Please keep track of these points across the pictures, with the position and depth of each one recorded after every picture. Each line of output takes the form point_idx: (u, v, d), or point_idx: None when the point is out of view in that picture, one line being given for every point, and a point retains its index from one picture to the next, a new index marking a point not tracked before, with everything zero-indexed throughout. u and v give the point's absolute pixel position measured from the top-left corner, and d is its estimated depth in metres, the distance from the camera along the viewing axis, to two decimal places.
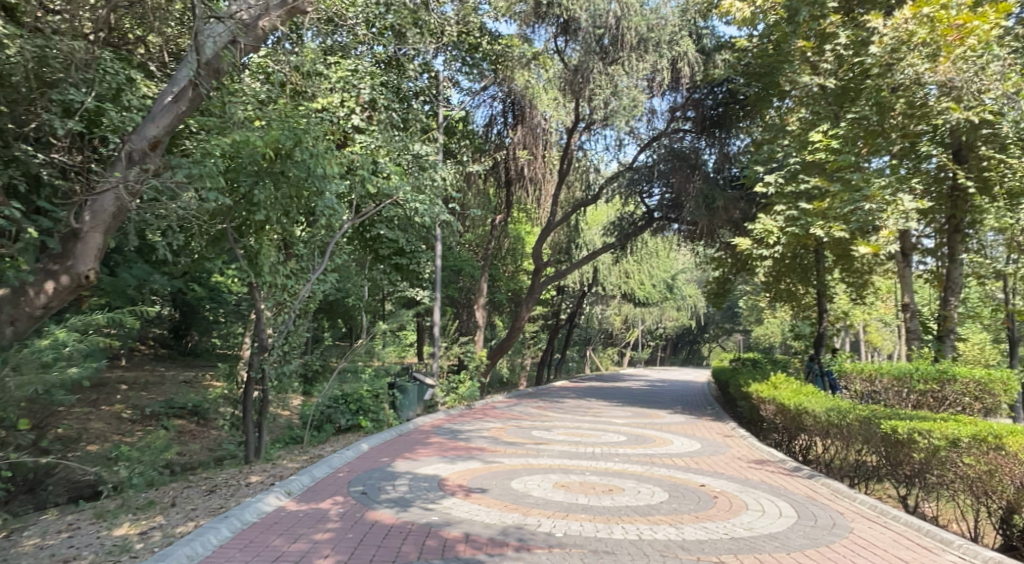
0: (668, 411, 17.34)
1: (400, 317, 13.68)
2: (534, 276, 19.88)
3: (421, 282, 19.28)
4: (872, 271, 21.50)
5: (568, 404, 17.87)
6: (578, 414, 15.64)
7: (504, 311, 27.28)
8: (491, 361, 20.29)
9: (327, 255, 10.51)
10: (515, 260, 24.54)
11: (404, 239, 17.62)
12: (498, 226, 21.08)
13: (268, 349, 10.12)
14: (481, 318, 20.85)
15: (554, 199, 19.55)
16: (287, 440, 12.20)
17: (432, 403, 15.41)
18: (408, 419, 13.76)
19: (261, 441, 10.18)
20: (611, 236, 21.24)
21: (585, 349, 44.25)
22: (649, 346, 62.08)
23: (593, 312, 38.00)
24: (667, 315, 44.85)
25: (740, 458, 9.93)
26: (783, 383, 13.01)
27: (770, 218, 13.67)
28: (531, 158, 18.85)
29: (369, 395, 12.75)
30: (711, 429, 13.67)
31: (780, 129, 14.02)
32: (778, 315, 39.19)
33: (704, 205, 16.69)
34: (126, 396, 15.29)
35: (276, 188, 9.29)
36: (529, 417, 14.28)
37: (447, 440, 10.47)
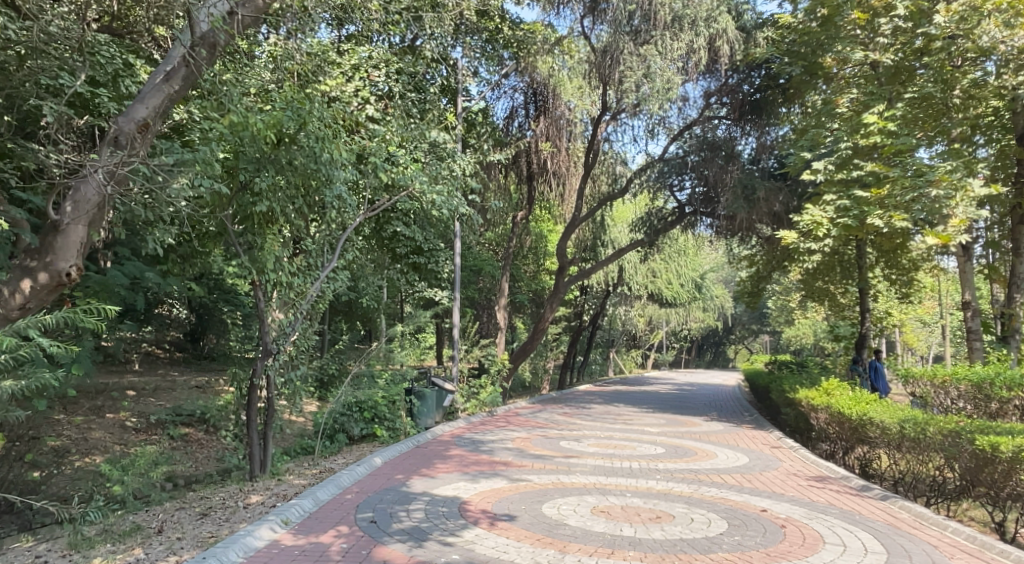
0: (704, 418, 16.22)
1: (417, 316, 12.85)
2: (558, 274, 18.83)
3: (440, 282, 18.40)
4: (918, 266, 20.21)
5: (595, 410, 16.84)
6: (608, 421, 14.61)
7: (526, 312, 26.31)
8: (514, 364, 19.30)
9: (337, 251, 9.62)
10: (537, 259, 23.57)
11: (420, 235, 16.81)
12: (519, 224, 19.95)
13: (274, 354, 9.12)
14: (502, 319, 19.90)
15: (581, 194, 18.50)
16: (297, 451, 11.36)
17: (452, 410, 14.48)
18: (426, 428, 12.85)
19: (267, 454, 9.28)
20: (638, 232, 20.18)
21: (609, 351, 43.09)
22: (672, 347, 60.71)
23: (617, 313, 36.85)
24: (693, 316, 43.56)
25: (797, 475, 8.85)
26: (836, 390, 11.88)
27: (820, 209, 12.52)
28: (555, 150, 17.97)
29: (385, 401, 11.85)
30: (754, 439, 12.59)
31: (827, 112, 12.92)
32: (810, 315, 37.70)
33: (742, 197, 15.55)
34: (132, 403, 14.57)
35: (281, 176, 8.41)
36: (556, 426, 13.28)
37: (469, 454, 9.50)
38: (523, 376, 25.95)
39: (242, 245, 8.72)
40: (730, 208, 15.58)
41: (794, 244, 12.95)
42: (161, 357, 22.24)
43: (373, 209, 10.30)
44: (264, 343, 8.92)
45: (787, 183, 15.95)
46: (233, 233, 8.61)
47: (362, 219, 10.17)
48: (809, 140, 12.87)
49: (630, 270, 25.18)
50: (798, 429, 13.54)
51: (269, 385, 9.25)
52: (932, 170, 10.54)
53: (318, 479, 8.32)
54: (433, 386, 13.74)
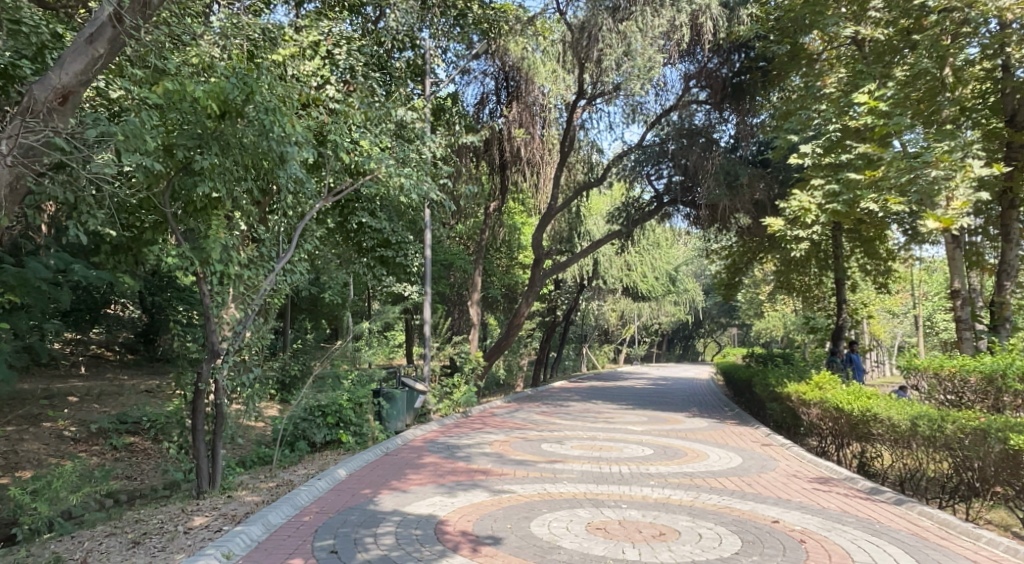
0: (686, 414, 15.63)
1: (385, 311, 11.97)
2: (533, 267, 18.04)
3: (409, 277, 17.44)
4: (897, 255, 19.94)
5: (573, 409, 16.10)
6: (588, 420, 13.88)
7: (498, 307, 25.50)
8: (488, 361, 18.50)
9: (294, 240, 8.64)
10: (510, 252, 22.77)
11: (386, 226, 16.02)
12: (492, 215, 19.13)
13: (222, 356, 8.13)
14: (475, 316, 19.03)
15: (556, 184, 17.71)
16: (254, 460, 10.41)
17: (423, 412, 13.62)
18: (396, 431, 12.00)
19: (217, 466, 8.33)
20: (615, 223, 19.52)
21: (581, 346, 42.55)
22: (643, 342, 60.54)
23: (590, 308, 36.28)
24: (664, 311, 43.26)
25: (799, 476, 8.21)
26: (825, 384, 11.39)
27: (808, 194, 11.97)
28: (529, 137, 17.21)
29: (351, 404, 10.89)
30: (742, 437, 11.99)
31: (813, 93, 12.39)
32: (782, 307, 37.67)
33: (725, 183, 14.97)
34: (73, 410, 13.36)
35: (226, 155, 7.43)
36: (535, 426, 12.49)
37: (443, 461, 8.65)
38: (496, 374, 25.14)
39: (183, 233, 7.71)
40: (712, 196, 14.98)
41: (781, 231, 12.36)
42: (110, 360, 20.78)
43: (334, 194, 9.37)
44: (210, 342, 7.88)
45: (769, 169, 15.46)
46: (173, 218, 7.61)
47: (322, 205, 9.24)
48: (796, 122, 12.30)
49: (604, 263, 24.54)
50: (788, 425, 12.98)
51: (217, 392, 8.22)
52: (930, 151, 10.03)
53: (275, 496, 7.41)
54: (403, 387, 12.88)
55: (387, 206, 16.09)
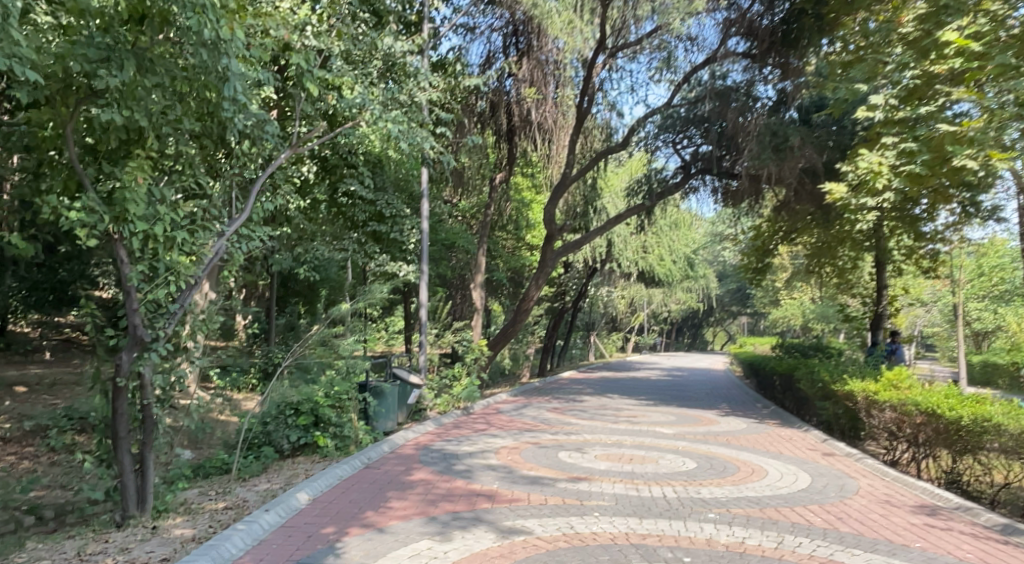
0: (719, 412, 13.74)
1: (375, 292, 10.09)
2: (545, 244, 16.11)
3: (406, 256, 15.56)
4: (948, 236, 17.96)
5: (590, 404, 14.20)
6: (610, 419, 12.01)
7: (504, 292, 23.65)
8: (493, 351, 16.64)
9: (249, 195, 6.69)
10: (518, 232, 20.88)
11: (379, 197, 14.68)
12: (499, 187, 17.26)
13: (148, 345, 6.12)
14: (478, 299, 17.11)
15: (573, 150, 15.72)
16: (209, 469, 8.57)
17: (418, 408, 11.79)
18: (385, 433, 10.25)
19: (149, 482, 6.46)
20: (637, 198, 17.56)
21: (589, 335, 40.72)
22: (652, 329, 58.58)
23: (599, 295, 34.42)
24: (676, 298, 41.32)
25: (896, 505, 6.35)
26: (899, 383, 9.51)
27: (876, 155, 10.18)
28: (542, 99, 15.33)
29: (330, 401, 9.01)
30: (794, 443, 10.10)
31: (886, 34, 10.37)
32: (802, 294, 35.68)
33: (770, 146, 13.02)
34: (13, 404, 11.57)
35: (147, 72, 5.65)
36: (549, 428, 10.60)
37: (438, 479, 6.80)
38: (501, 363, 23.29)
39: (95, 179, 5.88)
40: (754, 161, 13.02)
41: (843, 200, 10.45)
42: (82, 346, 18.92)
43: (304, 141, 7.55)
44: (130, 323, 5.93)
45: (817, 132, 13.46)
46: (79, 159, 5.77)
47: (286, 154, 7.43)
48: (862, 70, 10.37)
49: (619, 244, 22.62)
50: (846, 429, 11.11)
51: (143, 390, 6.30)
52: None
53: (211, 531, 5.57)
54: (395, 379, 11.05)
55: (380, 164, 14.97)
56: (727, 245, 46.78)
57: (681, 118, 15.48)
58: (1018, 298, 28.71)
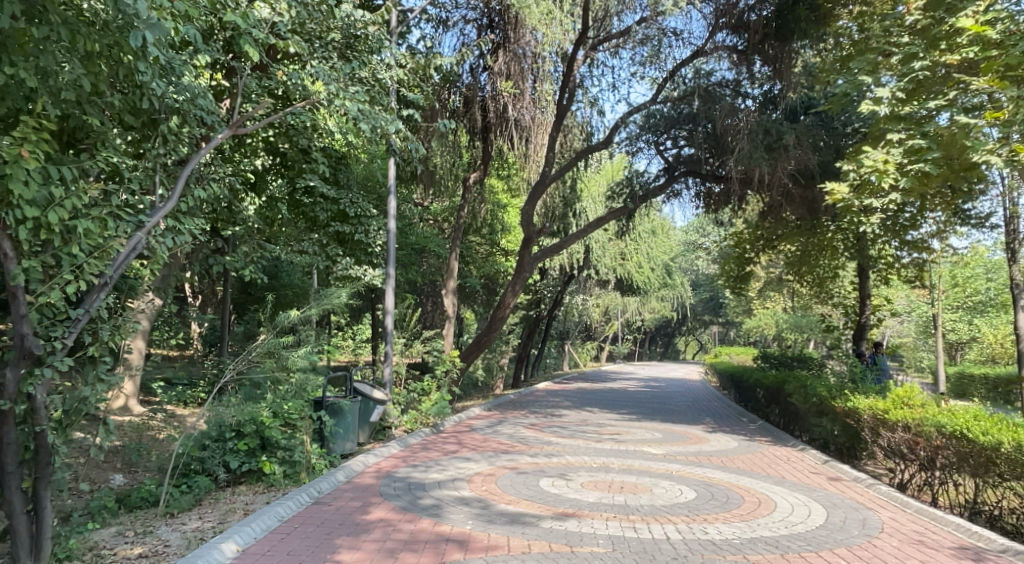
0: (706, 428, 12.88)
1: (334, 297, 9.00)
2: (522, 248, 15.12)
3: (371, 260, 14.48)
4: (934, 244, 17.47)
5: (569, 419, 13.23)
6: (591, 437, 11.04)
7: (477, 298, 22.67)
8: (465, 362, 15.59)
9: (174, 178, 5.59)
10: (492, 237, 19.89)
11: (342, 196, 13.60)
12: (472, 187, 16.26)
13: (40, 359, 4.93)
14: (449, 307, 16.06)
15: (551, 149, 14.83)
16: (133, 501, 7.38)
17: (381, 425, 10.68)
18: (341, 456, 9.15)
19: (45, 525, 5.21)
20: (618, 200, 16.71)
21: (562, 344, 39.81)
22: (625, 338, 58.02)
23: (574, 303, 33.57)
24: (650, 307, 40.71)
25: (934, 547, 5.52)
26: (909, 400, 8.74)
27: (881, 152, 9.28)
28: (518, 93, 14.42)
29: (279, 422, 7.90)
30: (794, 465, 9.26)
31: (891, 23, 9.66)
32: (777, 302, 35.32)
33: (763, 144, 12.27)
34: None
35: (39, 22, 4.56)
36: (527, 448, 9.59)
37: (399, 519, 5.75)
38: (473, 374, 22.22)
39: None
40: (746, 161, 12.24)
41: (844, 201, 9.70)
42: None
43: (246, 119, 6.50)
44: (17, 334, 4.78)
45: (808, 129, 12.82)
46: None
47: (225, 135, 6.37)
48: (864, 61, 9.66)
49: (597, 251, 21.76)
50: (844, 448, 10.33)
51: (34, 414, 5.02)
52: None
53: None
54: (357, 395, 9.98)
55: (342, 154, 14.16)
56: (702, 253, 46.41)
57: (664, 118, 14.70)
58: (991, 309, 28.57)
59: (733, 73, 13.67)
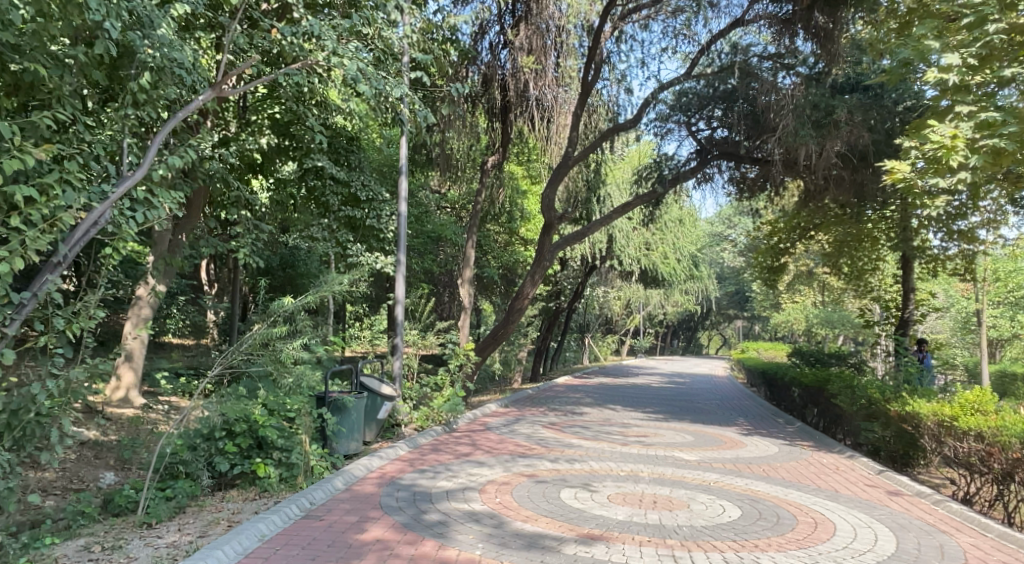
0: (740, 430, 11.94)
1: (335, 283, 7.94)
2: (543, 235, 14.23)
3: (384, 247, 13.71)
4: (986, 234, 16.28)
5: (592, 418, 12.36)
6: (617, 439, 10.17)
7: (495, 289, 21.86)
8: (482, 355, 14.78)
9: (140, 139, 4.83)
10: (512, 225, 19.04)
11: (353, 177, 12.92)
12: (491, 170, 15.41)
13: None
14: (466, 298, 15.24)
15: (576, 128, 13.93)
16: (112, 507, 6.68)
17: (389, 424, 9.91)
18: (345, 457, 8.40)
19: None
20: (645, 185, 15.75)
21: (582, 337, 38.90)
22: (647, 332, 56.91)
23: (595, 295, 32.63)
24: (673, 300, 39.63)
25: None
26: (981, 406, 7.79)
27: (949, 126, 8.17)
28: (541, 69, 13.57)
29: (274, 421, 7.14)
30: (844, 475, 8.33)
31: None
32: (806, 296, 34.06)
33: (811, 120, 11.25)
34: None
35: None
36: (547, 452, 8.76)
37: (399, 540, 4.96)
38: (491, 367, 21.41)
39: None
40: (792, 138, 11.23)
41: (904, 180, 8.69)
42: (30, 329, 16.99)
43: (229, 78, 5.75)
44: None
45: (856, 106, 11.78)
46: None
47: (207, 96, 5.62)
48: (928, 25, 8.63)
49: (621, 240, 20.82)
50: (898, 456, 9.35)
51: None
52: None
53: None
54: (363, 391, 9.20)
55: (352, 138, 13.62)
56: (727, 246, 45.11)
57: (697, 95, 13.73)
58: None
59: (778, 47, 12.83)
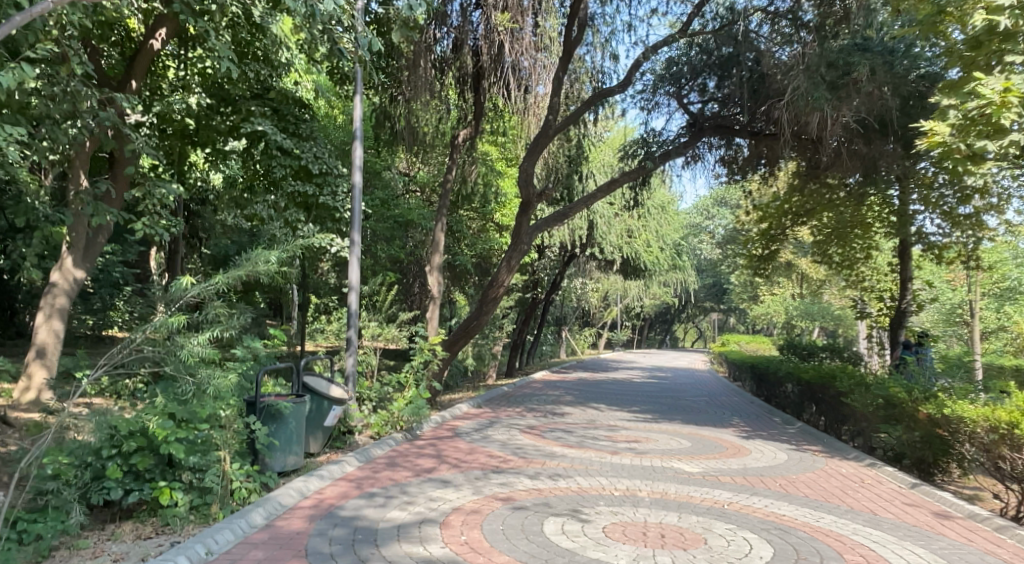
0: (740, 434, 10.68)
1: (259, 262, 6.35)
2: (520, 214, 12.84)
3: (340, 229, 12.10)
4: (989, 219, 15.31)
5: (577, 420, 11.01)
6: (606, 446, 8.80)
7: (469, 280, 20.42)
8: (451, 350, 13.33)
9: None
10: (485, 209, 17.62)
11: (304, 148, 11.31)
12: (462, 145, 13.95)
13: None
14: (434, 286, 13.72)
15: (557, 94, 12.56)
16: None
17: (340, 431, 8.41)
18: (280, 472, 6.91)
19: None
20: (631, 162, 14.47)
21: (559, 331, 37.65)
22: (624, 325, 55.96)
23: (573, 287, 31.40)
24: (652, 292, 38.61)
25: None
26: None
27: (1001, 80, 6.88)
28: (517, 30, 12.09)
29: (181, 434, 5.63)
30: (875, 491, 7.06)
31: None
32: (783, 288, 33.28)
33: (825, 81, 10.26)
34: None
35: None
36: (525, 465, 7.35)
37: None
38: (463, 363, 19.94)
39: None
40: (805, 102, 10.20)
41: (944, 144, 7.42)
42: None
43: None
44: None
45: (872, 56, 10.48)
46: None
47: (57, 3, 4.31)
48: None
49: (602, 226, 19.61)
50: (928, 465, 8.15)
51: None
52: None
53: None
54: (306, 393, 7.71)
55: (305, 106, 12.09)
56: (706, 238, 44.35)
57: (690, 64, 12.62)
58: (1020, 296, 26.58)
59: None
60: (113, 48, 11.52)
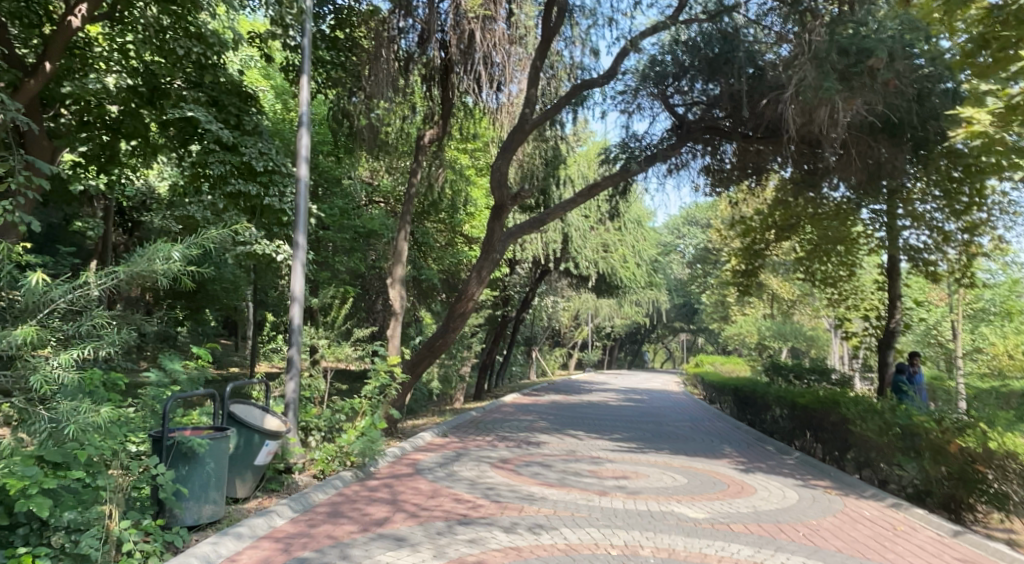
0: (737, 467, 9.53)
1: (156, 258, 5.17)
2: (492, 219, 11.66)
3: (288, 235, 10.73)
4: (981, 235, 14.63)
5: (555, 452, 9.73)
6: (591, 485, 7.53)
7: (435, 296, 19.10)
8: (415, 372, 11.95)
9: None
10: (454, 219, 16.40)
11: (246, 143, 9.98)
12: (428, 147, 12.72)
13: None
14: (396, 300, 12.34)
15: (534, 88, 11.49)
16: None
17: (275, 470, 6.99)
18: (192, 525, 5.48)
19: None
20: (610, 168, 13.42)
21: (529, 351, 36.40)
22: (595, 345, 54.95)
23: (545, 306, 30.25)
24: (625, 313, 37.69)
25: None
26: None
27: None
28: (489, 20, 11.06)
29: (50, 484, 4.21)
30: (913, 540, 5.96)
31: None
32: (757, 307, 32.69)
33: (835, 71, 9.48)
34: None
35: None
36: (498, 514, 6.05)
37: None
38: (428, 386, 18.51)
39: None
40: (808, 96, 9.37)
41: (982, 136, 6.49)
42: None
43: None
44: None
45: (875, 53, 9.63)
46: None
47: None
48: None
49: (577, 240, 18.54)
50: (960, 507, 7.10)
51: None
52: None
53: None
54: (231, 426, 6.28)
55: (251, 98, 10.76)
56: (677, 258, 43.83)
57: (676, 63, 11.68)
58: (994, 318, 26.26)
59: None
60: (26, 26, 9.98)
